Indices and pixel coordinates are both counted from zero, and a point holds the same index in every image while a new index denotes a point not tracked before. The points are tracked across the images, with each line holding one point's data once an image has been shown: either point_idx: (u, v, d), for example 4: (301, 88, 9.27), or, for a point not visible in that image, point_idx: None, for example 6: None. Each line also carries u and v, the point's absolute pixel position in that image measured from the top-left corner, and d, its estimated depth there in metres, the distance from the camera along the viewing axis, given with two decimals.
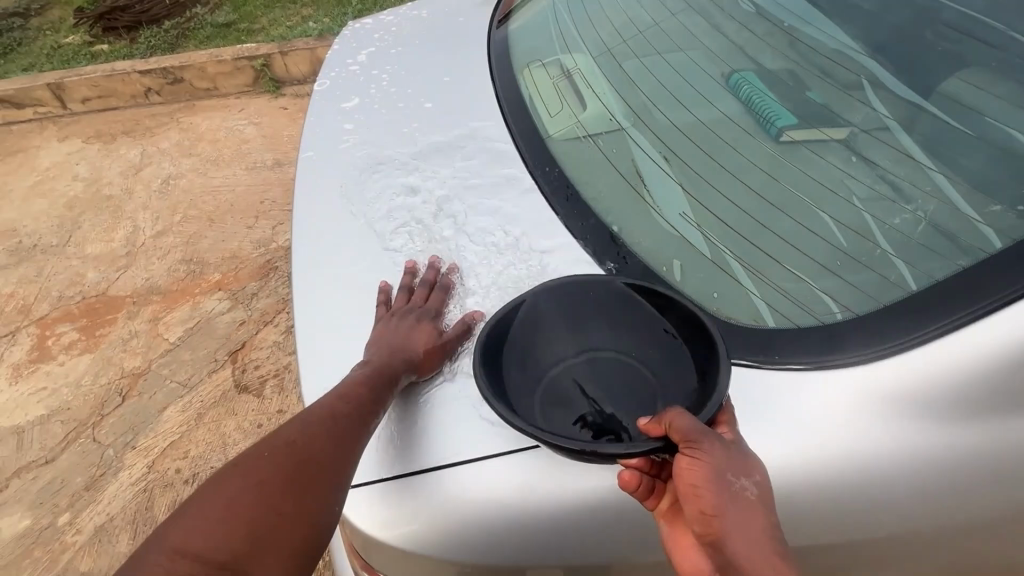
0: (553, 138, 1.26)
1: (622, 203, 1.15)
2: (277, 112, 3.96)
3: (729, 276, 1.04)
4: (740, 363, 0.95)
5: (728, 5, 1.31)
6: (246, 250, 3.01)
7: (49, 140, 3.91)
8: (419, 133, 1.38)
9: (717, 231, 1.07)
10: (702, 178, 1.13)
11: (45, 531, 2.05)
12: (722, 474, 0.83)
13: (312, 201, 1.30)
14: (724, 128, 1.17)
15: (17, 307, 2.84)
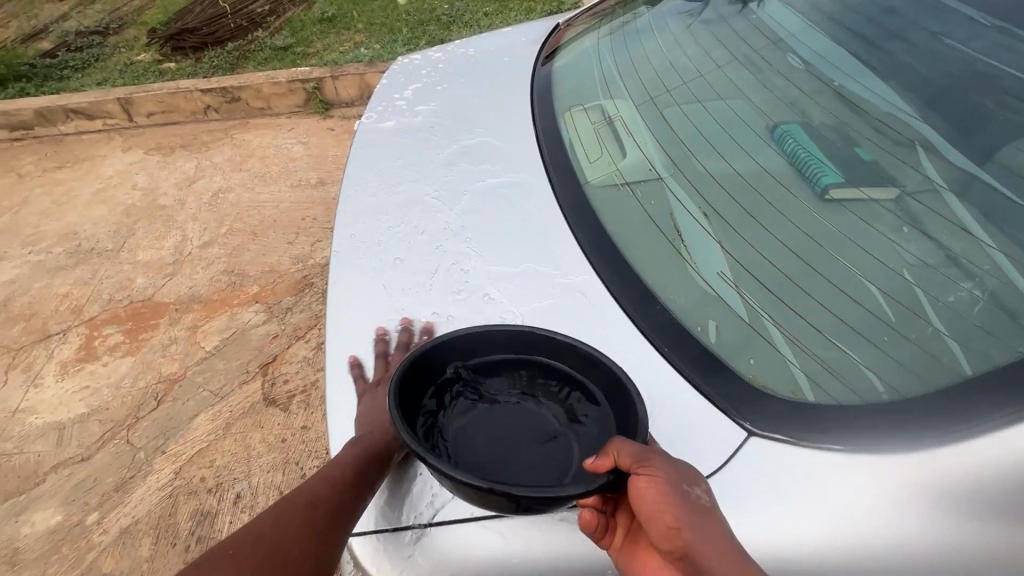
0: (591, 184, 1.26)
1: (657, 255, 1.13)
2: (325, 133, 4.13)
3: (766, 340, 1.00)
4: (768, 436, 0.91)
5: (776, 60, 1.31)
6: (285, 265, 3.10)
7: (114, 150, 4.17)
8: (457, 169, 1.40)
9: (757, 293, 1.04)
10: (742, 236, 1.10)
11: (74, 528, 2.12)
12: (677, 485, 0.82)
13: (350, 233, 1.33)
14: (768, 185, 1.14)
15: (70, 307, 3.00)
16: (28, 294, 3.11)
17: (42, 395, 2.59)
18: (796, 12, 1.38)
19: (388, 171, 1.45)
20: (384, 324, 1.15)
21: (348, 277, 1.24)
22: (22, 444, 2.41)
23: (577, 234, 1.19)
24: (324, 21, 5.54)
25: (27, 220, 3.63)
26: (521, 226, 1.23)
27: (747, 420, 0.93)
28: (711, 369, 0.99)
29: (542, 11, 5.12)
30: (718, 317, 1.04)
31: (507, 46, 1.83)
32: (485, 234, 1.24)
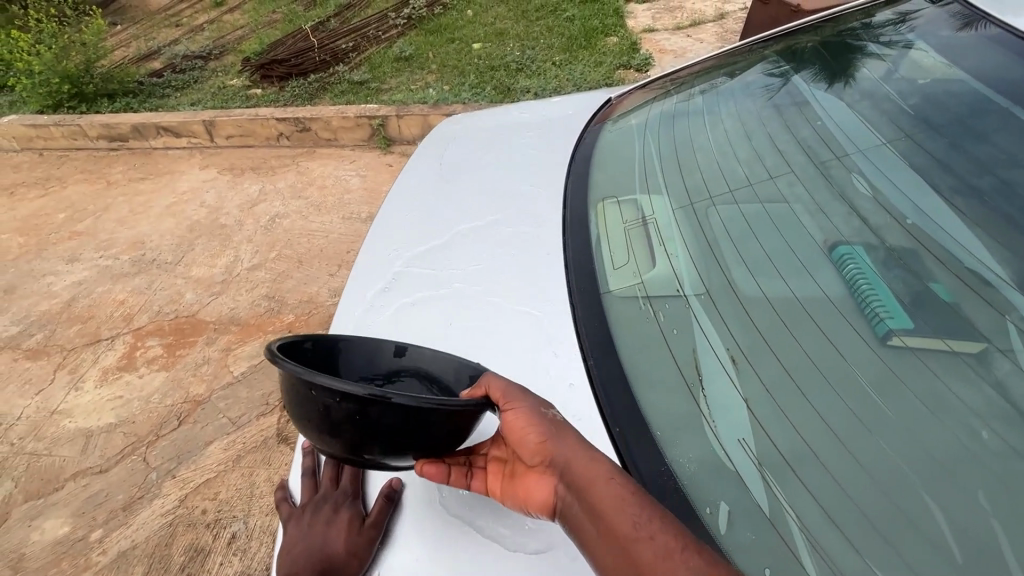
0: (610, 294, 1.12)
1: (672, 397, 0.94)
2: (383, 168, 4.27)
3: (784, 545, 0.77)
4: None
5: (841, 182, 1.14)
6: (322, 297, 3.16)
7: (192, 167, 4.48)
8: (470, 247, 1.33)
9: (777, 470, 0.82)
10: (768, 389, 0.90)
11: (77, 544, 2.15)
12: (533, 408, 0.89)
13: (355, 302, 1.29)
14: (805, 328, 0.95)
15: (123, 314, 3.16)
16: (90, 296, 3.31)
17: (80, 400, 2.70)
18: (869, 124, 1.23)
19: (402, 244, 1.40)
20: None
21: None
22: (52, 446, 2.51)
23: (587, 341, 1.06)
24: (401, 60, 5.82)
25: (105, 226, 3.91)
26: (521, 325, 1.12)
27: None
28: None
29: (611, 65, 5.15)
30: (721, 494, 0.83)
31: (547, 118, 1.77)
32: (482, 324, 1.14)
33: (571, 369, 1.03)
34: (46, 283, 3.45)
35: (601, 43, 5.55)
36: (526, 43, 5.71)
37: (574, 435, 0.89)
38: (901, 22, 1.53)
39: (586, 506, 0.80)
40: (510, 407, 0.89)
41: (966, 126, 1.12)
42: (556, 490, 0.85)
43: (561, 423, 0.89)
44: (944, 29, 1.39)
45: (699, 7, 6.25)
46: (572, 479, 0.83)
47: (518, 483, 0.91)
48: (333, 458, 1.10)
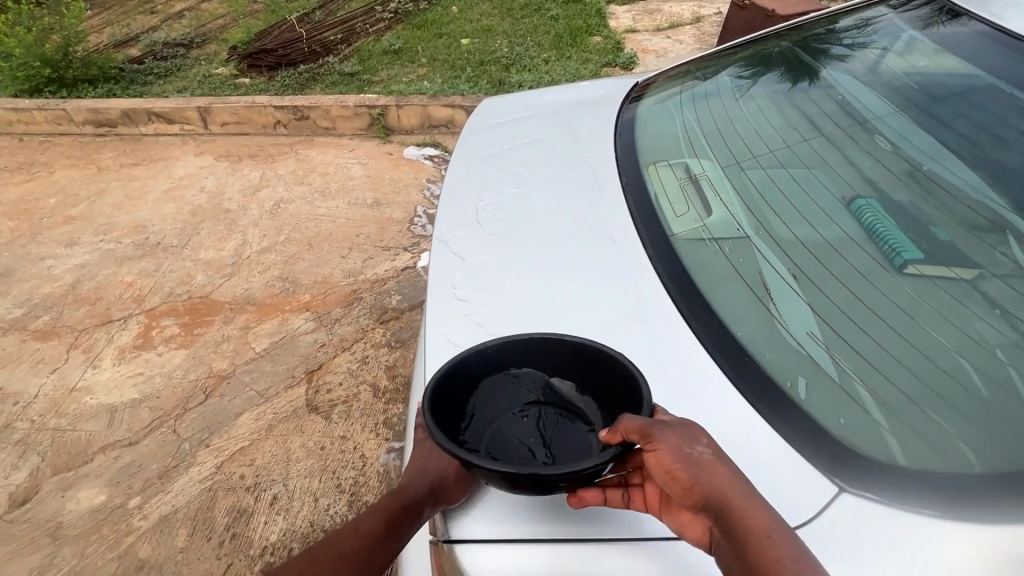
0: (676, 236, 1.28)
1: (745, 309, 1.12)
2: (383, 156, 4.36)
3: (860, 408, 0.97)
4: (864, 496, 0.88)
5: (864, 140, 1.38)
6: (337, 278, 3.25)
7: (187, 153, 4.44)
8: (550, 197, 1.45)
9: (847, 357, 1.02)
10: (835, 301, 1.09)
11: (116, 510, 2.19)
12: (678, 449, 0.89)
13: (447, 243, 1.36)
14: (851, 250, 1.17)
15: (133, 296, 3.16)
16: (95, 279, 3.28)
17: (99, 377, 2.71)
18: (882, 99, 1.48)
19: (479, 196, 1.50)
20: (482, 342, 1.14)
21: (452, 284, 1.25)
22: (76, 421, 2.52)
23: (648, 298, 1.15)
24: (390, 53, 5.89)
25: (101, 211, 3.85)
26: (574, 293, 1.18)
27: (837, 477, 0.90)
28: (793, 423, 0.97)
29: (598, 63, 5.39)
30: (847, 555, 0.83)
31: (559, 103, 1.94)
32: (583, 256, 1.26)
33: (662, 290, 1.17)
34: (46, 266, 3.40)
35: (587, 41, 5.78)
36: (514, 40, 5.88)
37: (725, 472, 0.88)
38: (862, 27, 1.78)
39: (741, 560, 0.82)
40: (654, 444, 0.89)
41: (964, 99, 1.36)
42: (710, 528, 0.87)
43: (707, 456, 0.89)
44: (911, 27, 1.65)
45: (677, 11, 6.57)
46: (727, 527, 0.85)
47: (675, 514, 0.94)
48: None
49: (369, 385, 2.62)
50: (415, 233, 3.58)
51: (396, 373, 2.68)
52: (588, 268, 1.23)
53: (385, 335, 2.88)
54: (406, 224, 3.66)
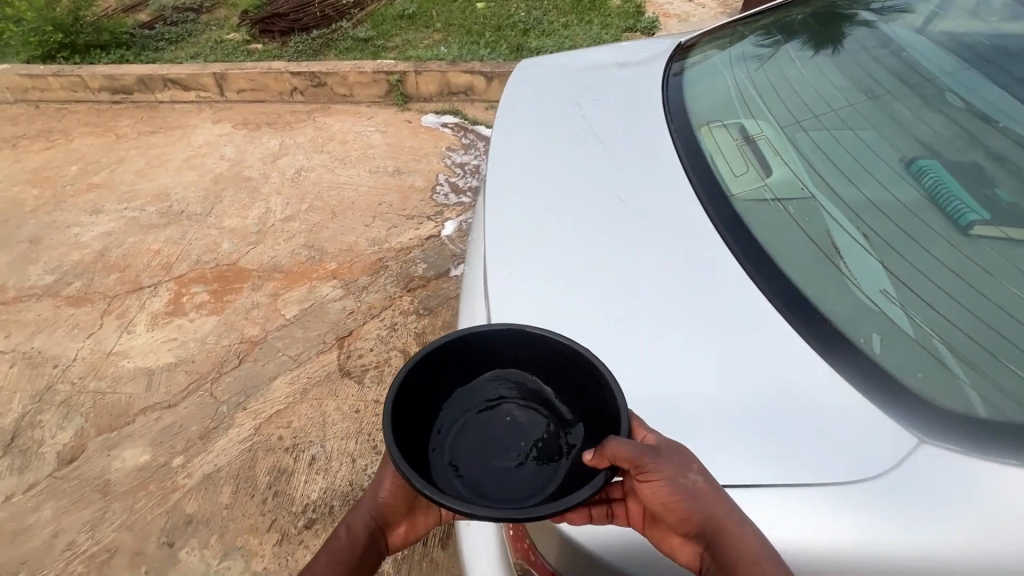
0: (736, 198, 1.33)
1: (817, 269, 1.18)
2: (402, 124, 4.30)
3: (937, 362, 1.05)
4: (947, 448, 0.97)
5: (934, 98, 1.40)
6: (362, 246, 3.25)
7: (205, 121, 4.40)
8: (603, 169, 1.45)
9: (923, 313, 1.09)
10: (907, 260, 1.16)
11: (161, 469, 2.27)
12: (673, 476, 0.90)
13: (503, 218, 1.38)
14: (921, 208, 1.22)
15: (161, 263, 3.18)
16: (123, 246, 3.31)
17: (134, 342, 2.76)
18: (946, 53, 1.49)
19: (528, 168, 1.51)
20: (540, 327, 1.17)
21: (510, 263, 1.27)
22: (115, 384, 2.58)
23: (686, 280, 1.17)
24: (404, 18, 5.74)
25: (123, 178, 3.85)
26: (571, 295, 1.19)
27: (915, 429, 0.99)
28: (867, 375, 1.05)
29: (619, 27, 5.23)
30: (923, 496, 0.94)
31: (577, 68, 1.90)
32: (642, 229, 1.28)
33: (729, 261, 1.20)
34: (73, 233, 3.42)
35: (607, 5, 5.60)
36: (532, 4, 5.71)
37: (716, 494, 0.92)
38: None
39: None
40: (650, 472, 0.90)
41: None
42: (699, 544, 0.92)
43: (698, 480, 0.91)
44: None
45: None
46: (718, 552, 0.90)
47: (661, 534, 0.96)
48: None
49: (399, 351, 2.66)
50: (438, 202, 3.56)
51: (426, 340, 2.71)
52: (648, 242, 1.25)
53: (413, 302, 2.90)
54: (428, 192, 3.64)
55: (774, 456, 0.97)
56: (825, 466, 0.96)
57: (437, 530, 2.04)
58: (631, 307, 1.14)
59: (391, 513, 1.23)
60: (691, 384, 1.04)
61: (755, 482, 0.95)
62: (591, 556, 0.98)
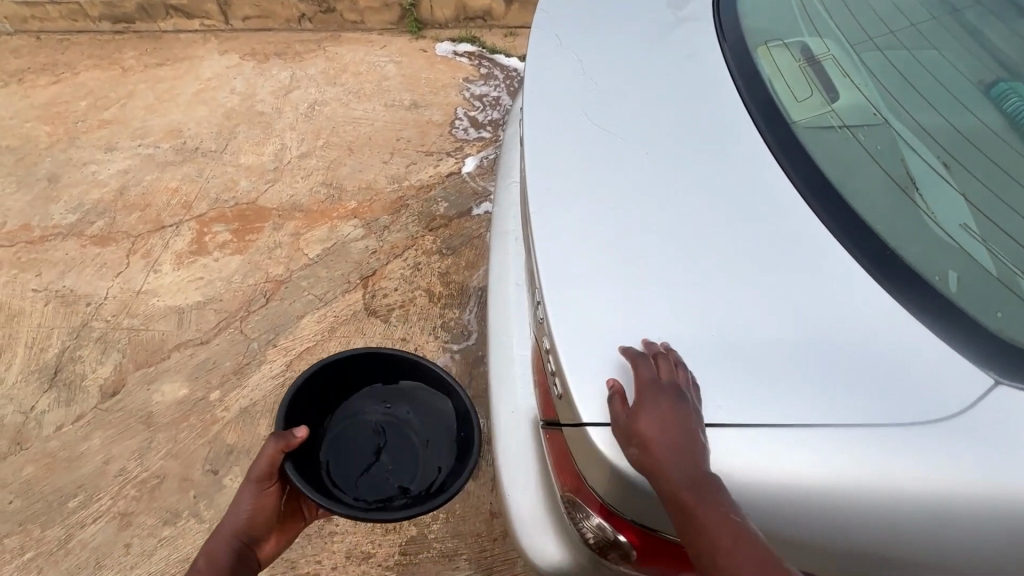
0: (799, 126, 1.33)
1: (892, 204, 1.20)
2: (417, 53, 4.06)
3: (1014, 294, 1.09)
4: (1014, 384, 1.03)
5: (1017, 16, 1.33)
6: (381, 184, 3.18)
7: (211, 51, 4.20)
8: (650, 94, 1.39)
9: (1000, 244, 1.13)
10: (986, 189, 1.18)
11: (200, 402, 2.36)
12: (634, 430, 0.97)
13: (546, 149, 1.31)
14: (1000, 136, 1.22)
15: (181, 202, 3.15)
16: (141, 185, 3.27)
17: (162, 281, 2.79)
18: None
19: (570, 91, 1.42)
20: (591, 264, 1.14)
21: (558, 199, 1.23)
22: (148, 321, 2.63)
23: (746, 216, 1.18)
24: None
25: (134, 114, 3.75)
26: (624, 226, 1.17)
27: (993, 370, 1.04)
28: (941, 310, 1.09)
29: None
30: (968, 427, 1.00)
31: None
32: (697, 163, 1.26)
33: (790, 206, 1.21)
34: (90, 172, 3.38)
35: None
36: None
37: (674, 453, 0.94)
38: None
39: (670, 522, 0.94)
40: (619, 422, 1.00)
41: None
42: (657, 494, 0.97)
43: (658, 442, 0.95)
44: None
45: None
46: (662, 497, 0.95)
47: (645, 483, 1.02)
48: (279, 451, 1.21)
49: (423, 291, 2.66)
50: (457, 137, 3.43)
51: (450, 280, 2.70)
52: (705, 176, 1.24)
53: (435, 242, 2.86)
54: (447, 127, 3.50)
55: (826, 389, 1.01)
56: (870, 402, 1.00)
57: None
58: (691, 241, 1.15)
59: (259, 529, 1.26)
60: (745, 323, 1.06)
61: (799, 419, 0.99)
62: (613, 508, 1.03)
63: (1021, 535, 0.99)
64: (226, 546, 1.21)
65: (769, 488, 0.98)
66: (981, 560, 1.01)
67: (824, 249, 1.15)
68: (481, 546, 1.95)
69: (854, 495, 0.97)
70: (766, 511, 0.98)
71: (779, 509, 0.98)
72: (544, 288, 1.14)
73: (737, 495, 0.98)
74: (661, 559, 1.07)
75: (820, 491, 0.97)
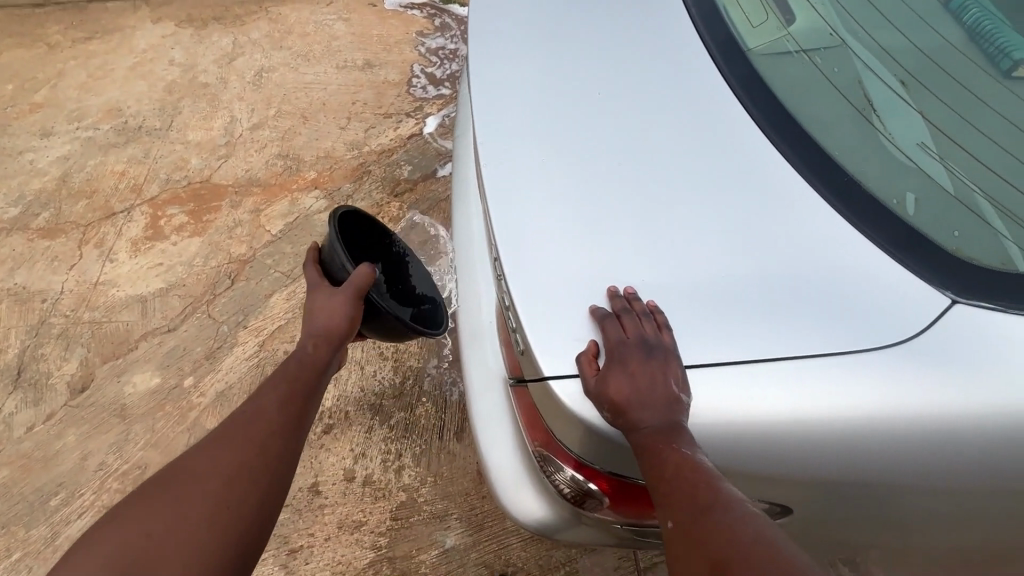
0: (754, 52, 1.30)
1: (850, 126, 1.19)
2: (366, 8, 3.82)
3: (972, 214, 1.09)
4: (973, 303, 1.04)
5: None
6: (340, 151, 3.05)
7: (143, 20, 3.89)
8: (604, 32, 1.33)
9: (958, 162, 1.12)
10: (946, 106, 1.16)
11: (174, 390, 2.31)
12: (614, 375, 0.96)
13: (497, 96, 1.26)
14: (958, 51, 1.19)
15: (129, 186, 2.99)
16: (84, 170, 3.08)
17: (120, 270, 2.68)
18: None
19: (521, 33, 1.35)
20: (547, 213, 1.10)
21: (511, 148, 1.18)
22: (109, 313, 2.54)
23: (707, 151, 1.15)
24: None
25: (67, 94, 3.49)
26: (581, 171, 1.13)
27: (951, 291, 1.04)
28: (900, 234, 1.09)
29: None
30: (930, 350, 1.00)
31: None
32: (653, 100, 1.22)
33: (748, 139, 1.18)
34: (27, 160, 3.17)
35: None
36: None
37: (651, 398, 0.94)
38: None
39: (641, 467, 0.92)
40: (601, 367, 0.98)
41: None
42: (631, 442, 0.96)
43: (636, 388, 0.95)
44: None
45: None
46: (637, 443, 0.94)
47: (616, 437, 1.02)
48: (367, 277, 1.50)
49: None
50: (416, 97, 3.28)
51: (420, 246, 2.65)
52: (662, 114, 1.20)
53: (401, 208, 2.78)
54: (404, 87, 3.34)
55: (790, 321, 1.00)
56: (835, 330, 1.00)
57: (451, 425, 2.13)
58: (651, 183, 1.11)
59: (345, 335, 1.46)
60: (708, 262, 1.05)
61: (765, 356, 0.98)
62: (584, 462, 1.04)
63: (984, 452, 1.02)
64: (326, 341, 1.41)
65: (736, 429, 0.97)
66: (947, 478, 1.04)
67: (784, 182, 1.13)
68: (470, 504, 1.99)
69: (820, 428, 0.98)
70: (732, 450, 0.98)
71: (747, 449, 0.98)
72: (500, 240, 1.10)
73: (707, 442, 0.98)
74: (632, 503, 1.09)
75: (788, 427, 0.98)
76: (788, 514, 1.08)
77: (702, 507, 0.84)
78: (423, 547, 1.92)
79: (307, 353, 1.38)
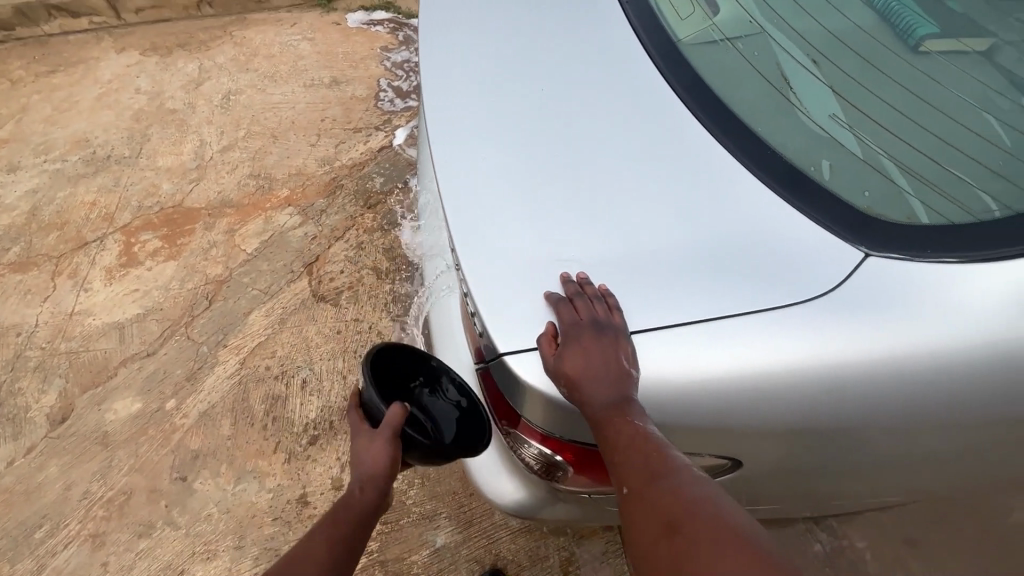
0: (683, 42, 1.38)
1: (770, 105, 1.28)
2: (330, 27, 3.88)
3: (882, 177, 1.18)
4: (890, 256, 1.11)
5: None
6: (312, 167, 3.08)
7: (107, 51, 3.90)
8: (543, 31, 1.41)
9: (867, 133, 1.22)
10: (855, 82, 1.26)
11: (156, 414, 2.31)
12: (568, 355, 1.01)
13: (443, 96, 1.33)
14: (866, 32, 1.29)
15: (101, 215, 2.99)
16: (54, 203, 3.07)
17: (95, 298, 2.67)
18: None
19: (465, 37, 1.43)
20: (492, 200, 1.17)
21: (457, 142, 1.25)
22: (87, 342, 2.53)
23: (640, 134, 1.23)
24: None
25: (33, 128, 3.48)
26: (523, 160, 1.20)
27: (865, 246, 1.12)
28: (820, 198, 1.17)
29: None
30: (854, 304, 1.08)
31: None
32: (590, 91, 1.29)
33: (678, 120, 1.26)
34: None
35: None
36: None
37: (603, 375, 0.99)
38: None
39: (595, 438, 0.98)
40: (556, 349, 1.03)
41: None
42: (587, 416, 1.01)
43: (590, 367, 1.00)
44: None
45: None
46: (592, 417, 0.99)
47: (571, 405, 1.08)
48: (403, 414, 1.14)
49: (370, 269, 2.64)
50: (384, 110, 3.34)
51: (396, 254, 2.69)
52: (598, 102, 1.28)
53: (375, 219, 2.82)
54: (371, 101, 3.39)
55: (725, 285, 1.07)
56: (766, 290, 1.07)
57: None
58: (589, 166, 1.18)
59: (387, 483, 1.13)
60: (645, 235, 1.11)
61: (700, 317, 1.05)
62: (549, 433, 1.08)
63: (914, 398, 1.09)
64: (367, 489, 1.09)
65: (678, 390, 1.04)
66: (884, 424, 1.11)
67: (711, 156, 1.21)
68: (458, 502, 2.02)
69: (758, 384, 1.04)
70: (676, 409, 1.05)
71: (689, 407, 1.05)
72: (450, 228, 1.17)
73: (653, 403, 1.04)
74: (600, 469, 1.13)
75: (726, 384, 1.04)
76: (739, 467, 1.17)
77: (651, 472, 0.91)
78: (413, 548, 1.94)
79: (354, 498, 1.09)
